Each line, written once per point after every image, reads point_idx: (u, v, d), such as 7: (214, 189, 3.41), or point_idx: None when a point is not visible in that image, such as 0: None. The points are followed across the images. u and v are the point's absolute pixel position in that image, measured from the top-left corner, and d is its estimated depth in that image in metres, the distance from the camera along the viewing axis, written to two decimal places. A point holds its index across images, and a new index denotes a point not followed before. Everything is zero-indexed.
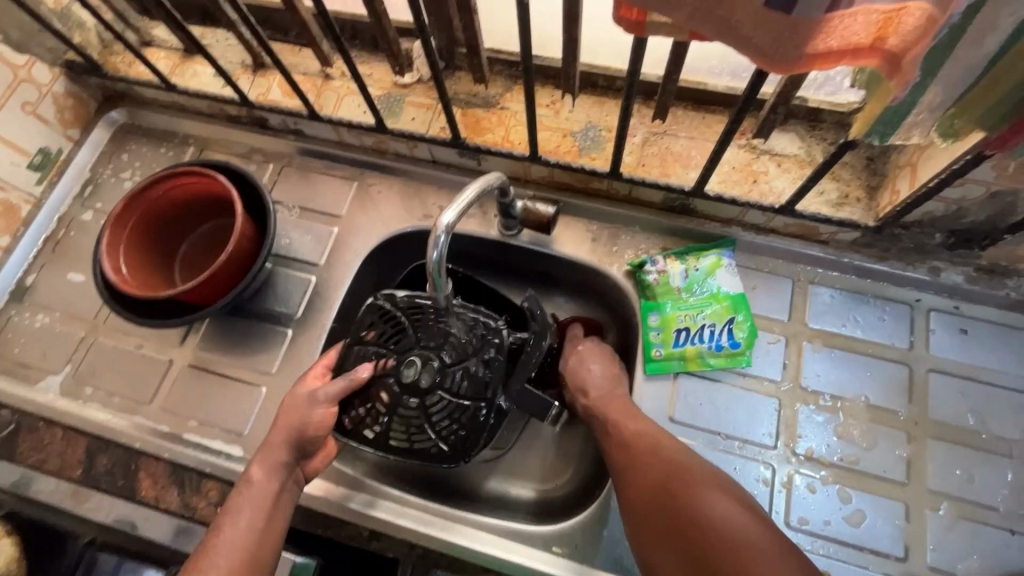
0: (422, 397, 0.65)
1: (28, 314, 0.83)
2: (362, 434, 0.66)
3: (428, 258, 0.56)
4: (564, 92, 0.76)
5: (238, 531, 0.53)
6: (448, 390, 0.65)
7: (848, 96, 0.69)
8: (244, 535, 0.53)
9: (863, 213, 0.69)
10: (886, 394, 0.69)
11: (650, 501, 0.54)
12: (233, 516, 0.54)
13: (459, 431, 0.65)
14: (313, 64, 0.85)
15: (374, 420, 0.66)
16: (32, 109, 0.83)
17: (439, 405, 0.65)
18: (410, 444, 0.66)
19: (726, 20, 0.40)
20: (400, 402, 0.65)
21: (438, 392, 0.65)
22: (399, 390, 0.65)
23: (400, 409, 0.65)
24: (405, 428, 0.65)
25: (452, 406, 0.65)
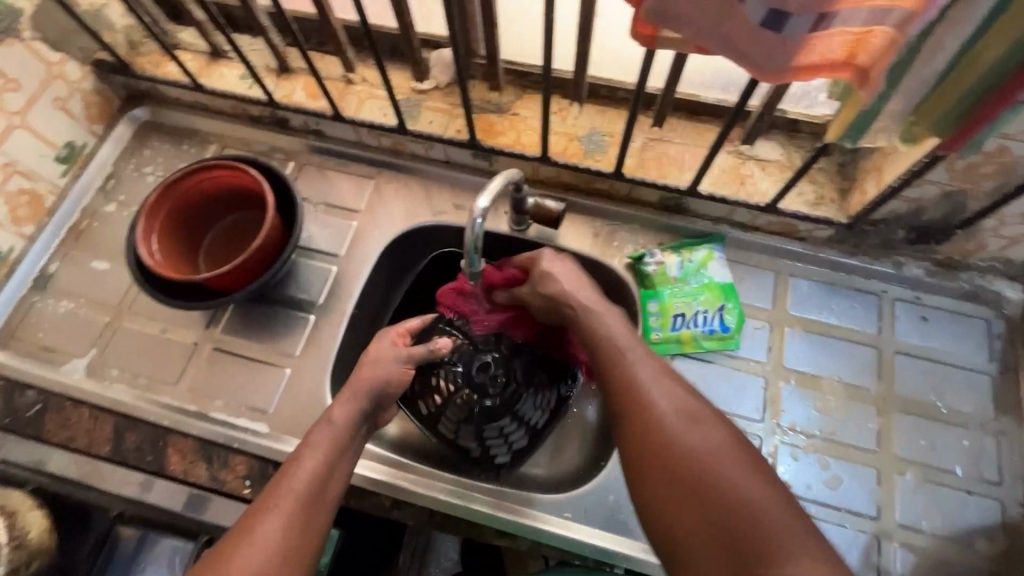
0: (479, 393, 0.77)
1: (52, 300, 0.85)
2: (417, 408, 0.80)
3: (467, 236, 0.64)
4: (571, 100, 0.84)
5: (303, 466, 0.59)
6: (499, 398, 0.77)
7: (822, 109, 0.78)
8: (320, 472, 0.59)
9: (836, 212, 0.78)
10: (859, 373, 0.77)
11: (643, 442, 0.56)
12: (303, 452, 0.60)
13: (494, 435, 0.77)
14: (336, 69, 0.91)
15: (431, 401, 0.79)
16: (63, 105, 0.86)
17: (488, 408, 0.77)
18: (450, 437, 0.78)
19: (729, 37, 0.48)
20: (457, 395, 0.78)
21: (491, 403, 0.77)
22: (463, 386, 0.77)
23: (456, 401, 0.77)
24: (453, 423, 0.78)
25: (497, 412, 0.77)
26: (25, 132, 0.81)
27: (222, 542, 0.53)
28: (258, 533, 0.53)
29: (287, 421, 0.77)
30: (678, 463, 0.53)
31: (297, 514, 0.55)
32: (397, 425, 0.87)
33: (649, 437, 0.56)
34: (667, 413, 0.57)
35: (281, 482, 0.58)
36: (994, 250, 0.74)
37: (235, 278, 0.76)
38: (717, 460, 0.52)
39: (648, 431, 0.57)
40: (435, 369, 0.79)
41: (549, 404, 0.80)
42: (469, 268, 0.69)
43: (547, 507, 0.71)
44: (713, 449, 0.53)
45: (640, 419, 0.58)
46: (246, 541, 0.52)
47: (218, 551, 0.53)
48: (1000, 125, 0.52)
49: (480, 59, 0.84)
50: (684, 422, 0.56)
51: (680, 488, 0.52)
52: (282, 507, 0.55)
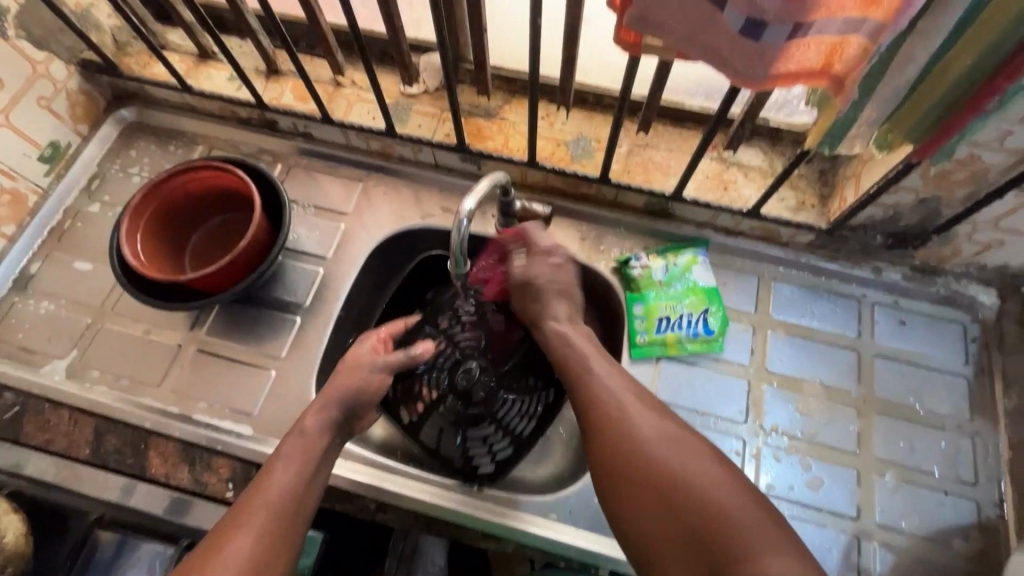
0: (463, 398, 0.77)
1: (32, 301, 0.84)
2: (398, 415, 0.80)
3: (454, 238, 0.64)
4: (558, 106, 0.85)
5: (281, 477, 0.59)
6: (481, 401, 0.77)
7: (803, 117, 0.80)
8: (292, 483, 0.59)
9: (817, 217, 0.80)
10: (840, 376, 0.79)
11: (631, 478, 0.55)
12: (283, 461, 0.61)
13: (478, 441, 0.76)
14: (325, 72, 0.92)
15: (412, 409, 0.79)
16: (46, 104, 0.86)
17: (469, 412, 0.77)
18: (434, 446, 0.78)
19: (708, 45, 0.49)
20: (442, 404, 0.78)
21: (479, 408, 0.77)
22: (447, 393, 0.78)
23: (439, 411, 0.78)
24: (436, 432, 0.78)
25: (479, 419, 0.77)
26: (7, 131, 0.80)
27: (193, 554, 0.53)
28: (226, 549, 0.53)
29: (271, 423, 0.77)
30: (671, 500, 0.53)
31: (268, 530, 0.55)
32: (383, 427, 0.86)
33: (638, 473, 0.55)
34: (653, 446, 0.56)
35: (251, 497, 0.57)
36: (968, 256, 0.77)
37: (220, 278, 0.76)
38: (709, 492, 0.52)
39: (634, 468, 0.56)
40: (415, 376, 0.79)
41: (533, 410, 0.80)
42: (456, 270, 0.69)
43: (531, 510, 0.71)
44: (701, 483, 0.53)
45: (627, 456, 0.57)
46: (217, 555, 0.52)
47: (187, 566, 0.52)
48: (969, 133, 0.54)
49: (469, 65, 0.85)
50: (672, 458, 0.56)
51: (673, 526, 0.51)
52: (250, 525, 0.55)
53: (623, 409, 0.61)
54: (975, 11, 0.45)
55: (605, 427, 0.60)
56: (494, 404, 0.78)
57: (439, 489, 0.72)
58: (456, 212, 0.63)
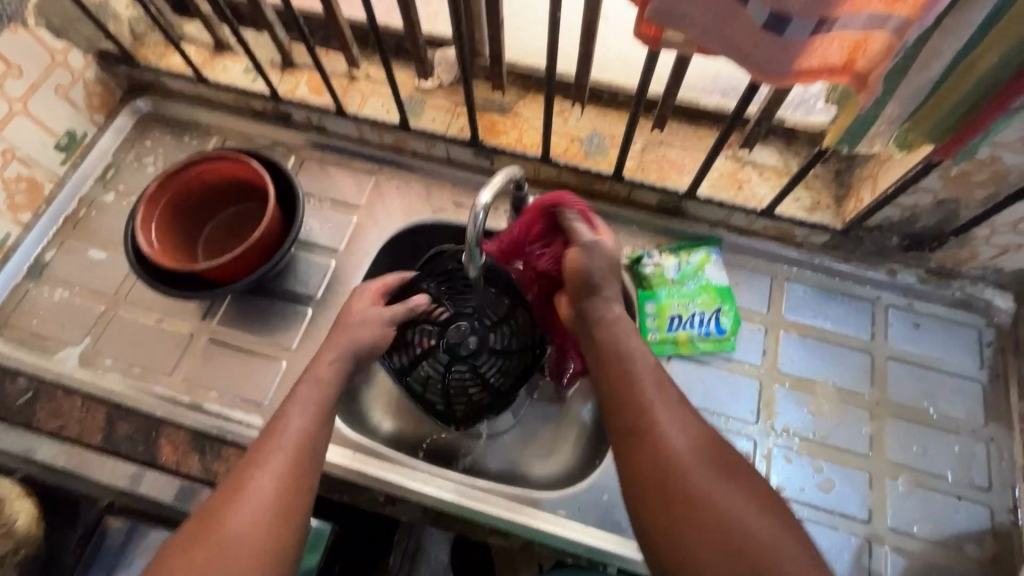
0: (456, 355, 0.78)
1: (46, 288, 0.85)
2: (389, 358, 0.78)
3: (469, 231, 0.63)
4: (573, 102, 0.85)
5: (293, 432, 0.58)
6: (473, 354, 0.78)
7: (819, 117, 0.80)
8: (309, 432, 0.59)
9: (832, 217, 0.79)
10: (853, 378, 0.78)
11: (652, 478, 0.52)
12: (287, 418, 0.59)
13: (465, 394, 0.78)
14: (340, 66, 0.92)
15: (404, 354, 0.78)
16: (64, 92, 0.86)
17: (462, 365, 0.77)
18: (420, 393, 0.78)
19: (730, 39, 0.49)
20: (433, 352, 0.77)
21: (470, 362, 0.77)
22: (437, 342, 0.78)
23: (432, 358, 0.77)
24: (425, 379, 0.77)
25: (467, 371, 0.78)
26: (25, 119, 0.81)
27: (216, 494, 0.53)
28: (248, 492, 0.53)
29: None
30: (693, 506, 0.50)
31: (285, 478, 0.54)
32: (391, 421, 0.86)
33: (659, 471, 0.52)
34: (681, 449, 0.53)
35: (268, 445, 0.56)
36: (986, 259, 0.76)
37: (234, 268, 0.76)
38: (733, 505, 0.50)
39: (656, 465, 0.53)
40: (410, 326, 0.78)
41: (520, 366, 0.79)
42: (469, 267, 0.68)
43: (540, 506, 0.71)
44: (729, 495, 0.50)
45: (651, 452, 0.53)
46: (239, 497, 0.52)
47: (209, 508, 0.52)
48: (994, 132, 0.53)
49: (484, 60, 0.85)
50: (699, 466, 0.52)
51: (696, 536, 0.48)
52: (271, 469, 0.54)
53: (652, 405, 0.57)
54: (1003, 8, 0.44)
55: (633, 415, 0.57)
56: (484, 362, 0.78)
57: (449, 483, 0.72)
58: (472, 205, 0.63)
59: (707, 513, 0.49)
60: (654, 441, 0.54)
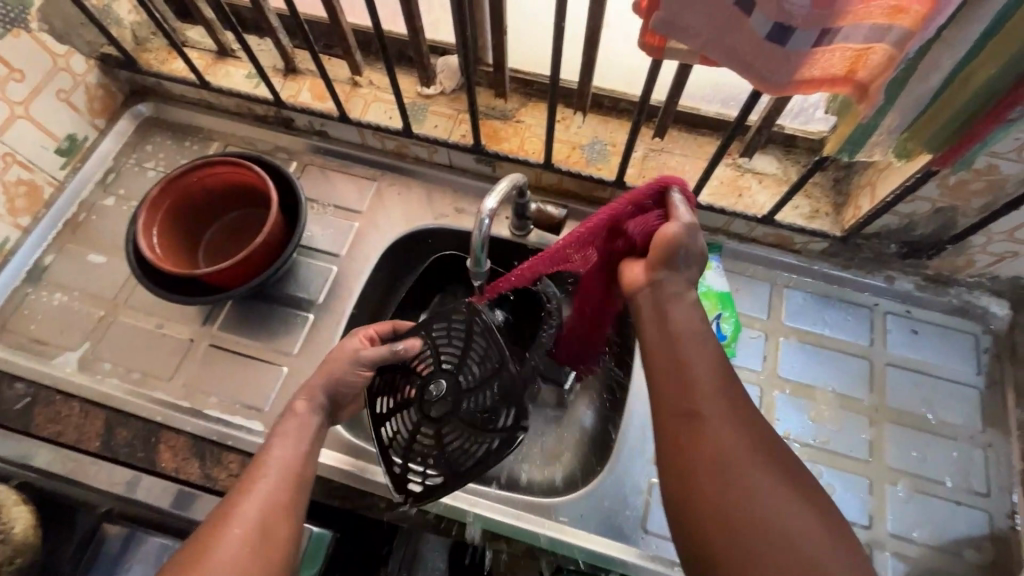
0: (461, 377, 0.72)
1: (45, 293, 0.84)
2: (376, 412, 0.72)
3: (474, 236, 0.64)
4: (575, 109, 0.85)
5: (283, 457, 0.58)
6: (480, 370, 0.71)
7: (818, 126, 0.81)
8: (291, 467, 0.58)
9: (831, 225, 0.80)
10: (852, 384, 0.79)
11: (699, 477, 0.46)
12: (279, 442, 0.59)
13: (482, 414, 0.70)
14: (343, 73, 0.92)
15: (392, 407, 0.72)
16: (65, 97, 0.86)
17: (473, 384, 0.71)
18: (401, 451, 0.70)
19: (733, 49, 0.50)
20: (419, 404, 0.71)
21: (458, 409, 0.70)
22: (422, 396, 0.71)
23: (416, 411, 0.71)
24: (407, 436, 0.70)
25: (480, 389, 0.70)
26: (27, 123, 0.81)
27: (193, 537, 0.51)
28: (235, 519, 0.52)
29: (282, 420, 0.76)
30: (744, 514, 0.44)
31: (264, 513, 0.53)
32: None
33: (710, 470, 0.46)
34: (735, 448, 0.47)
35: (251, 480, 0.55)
36: (982, 267, 0.77)
37: (236, 273, 0.76)
38: (788, 515, 0.44)
39: (706, 463, 0.46)
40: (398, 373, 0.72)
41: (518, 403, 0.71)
42: (476, 274, 0.69)
43: (542, 512, 0.71)
44: (784, 502, 0.45)
45: (703, 449, 0.47)
46: (225, 524, 0.51)
47: (197, 536, 0.51)
48: (991, 142, 0.54)
49: (487, 67, 0.85)
50: (754, 469, 0.46)
51: (745, 546, 0.43)
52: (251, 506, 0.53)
53: (707, 395, 0.49)
54: (999, 21, 0.45)
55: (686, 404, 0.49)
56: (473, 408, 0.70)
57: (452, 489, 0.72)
58: (477, 211, 0.64)
59: (760, 522, 0.44)
60: (708, 438, 0.47)
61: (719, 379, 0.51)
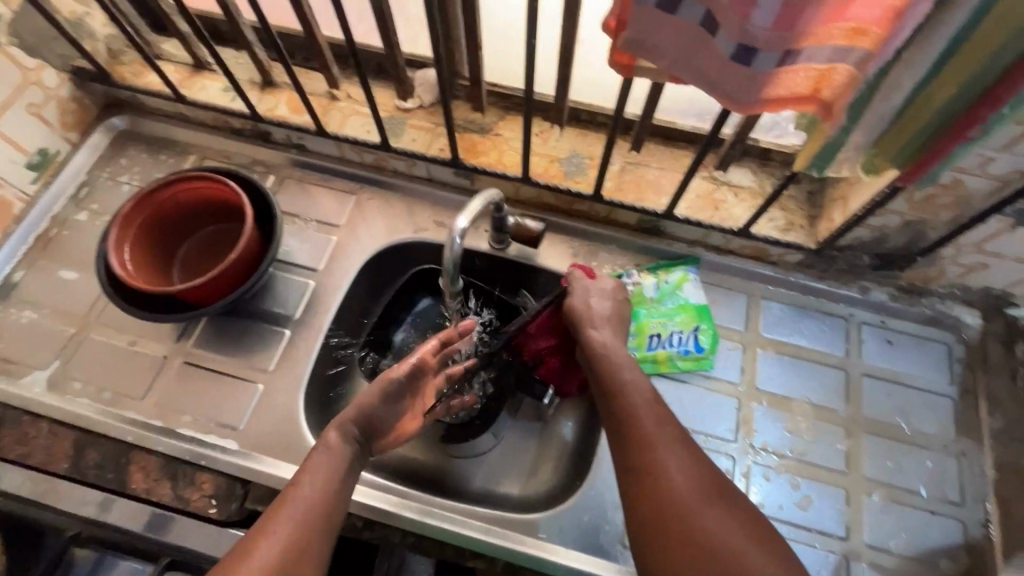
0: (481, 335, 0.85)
1: (15, 310, 0.83)
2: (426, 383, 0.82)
3: (446, 256, 0.64)
4: (552, 123, 0.86)
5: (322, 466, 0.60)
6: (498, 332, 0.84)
7: (791, 139, 0.82)
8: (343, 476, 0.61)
9: (806, 237, 0.81)
10: (829, 395, 0.79)
11: (646, 510, 0.55)
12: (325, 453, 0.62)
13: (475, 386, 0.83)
14: (320, 86, 0.92)
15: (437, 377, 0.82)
16: (36, 111, 0.85)
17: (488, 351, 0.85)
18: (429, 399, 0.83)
19: (699, 68, 0.50)
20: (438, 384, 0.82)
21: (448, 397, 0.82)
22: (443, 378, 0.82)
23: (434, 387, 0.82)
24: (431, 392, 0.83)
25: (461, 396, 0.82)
26: None
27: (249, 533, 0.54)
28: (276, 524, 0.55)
29: (257, 438, 0.75)
30: (690, 533, 0.53)
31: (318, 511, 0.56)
32: None
33: (656, 505, 0.55)
34: (677, 482, 0.56)
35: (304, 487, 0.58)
36: (953, 278, 0.78)
37: (211, 290, 0.75)
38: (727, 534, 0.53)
39: (655, 498, 0.56)
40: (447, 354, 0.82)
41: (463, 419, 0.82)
42: (449, 292, 0.69)
43: (520, 529, 0.70)
44: (723, 523, 0.54)
45: (651, 488, 0.56)
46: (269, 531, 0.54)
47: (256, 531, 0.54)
48: (953, 160, 0.55)
49: (465, 81, 0.86)
50: (698, 503, 0.55)
51: (694, 566, 0.51)
52: (309, 506, 0.56)
53: (655, 440, 0.60)
54: (958, 42, 0.46)
55: (637, 453, 0.59)
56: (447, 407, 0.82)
57: (433, 507, 0.71)
58: (450, 229, 0.63)
59: (710, 545, 0.52)
60: (653, 477, 0.57)
61: (665, 428, 0.61)
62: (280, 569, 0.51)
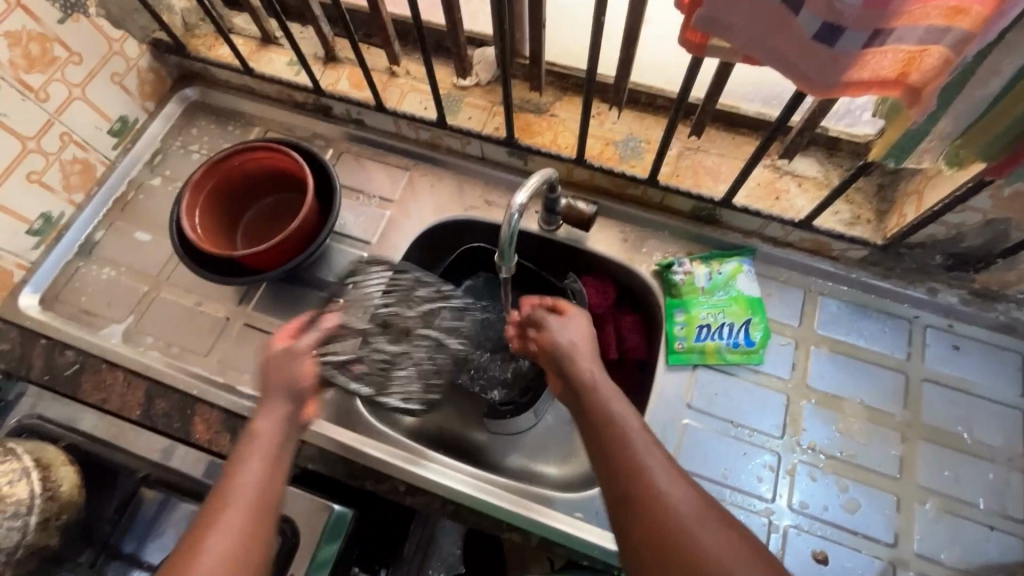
0: (438, 338, 0.80)
1: (95, 266, 0.89)
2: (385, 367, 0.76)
3: (503, 228, 0.63)
4: (611, 105, 0.84)
5: (247, 462, 0.56)
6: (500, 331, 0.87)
7: (865, 128, 0.78)
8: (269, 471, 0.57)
9: (872, 232, 0.77)
10: (884, 398, 0.76)
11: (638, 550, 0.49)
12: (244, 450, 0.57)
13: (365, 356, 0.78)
14: (381, 62, 0.94)
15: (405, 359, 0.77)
16: (118, 80, 0.90)
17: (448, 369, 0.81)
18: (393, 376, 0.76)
19: (776, 48, 0.48)
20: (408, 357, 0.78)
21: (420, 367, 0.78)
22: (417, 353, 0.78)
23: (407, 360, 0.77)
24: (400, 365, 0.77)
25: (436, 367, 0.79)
26: (83, 104, 0.85)
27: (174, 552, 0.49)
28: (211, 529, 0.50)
29: None
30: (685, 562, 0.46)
31: (241, 509, 0.52)
32: (414, 413, 0.89)
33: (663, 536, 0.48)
34: (679, 504, 0.49)
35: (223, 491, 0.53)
36: None
37: (272, 256, 0.78)
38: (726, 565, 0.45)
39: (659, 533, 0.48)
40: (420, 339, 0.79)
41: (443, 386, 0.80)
42: (501, 262, 0.68)
43: (557, 507, 0.72)
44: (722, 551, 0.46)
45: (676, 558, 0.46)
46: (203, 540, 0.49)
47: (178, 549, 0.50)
48: None
49: (524, 60, 0.85)
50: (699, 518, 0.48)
51: None
52: (230, 506, 0.52)
53: (651, 471, 0.52)
54: None
55: (625, 483, 0.52)
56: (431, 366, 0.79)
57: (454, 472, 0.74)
58: (507, 206, 0.63)
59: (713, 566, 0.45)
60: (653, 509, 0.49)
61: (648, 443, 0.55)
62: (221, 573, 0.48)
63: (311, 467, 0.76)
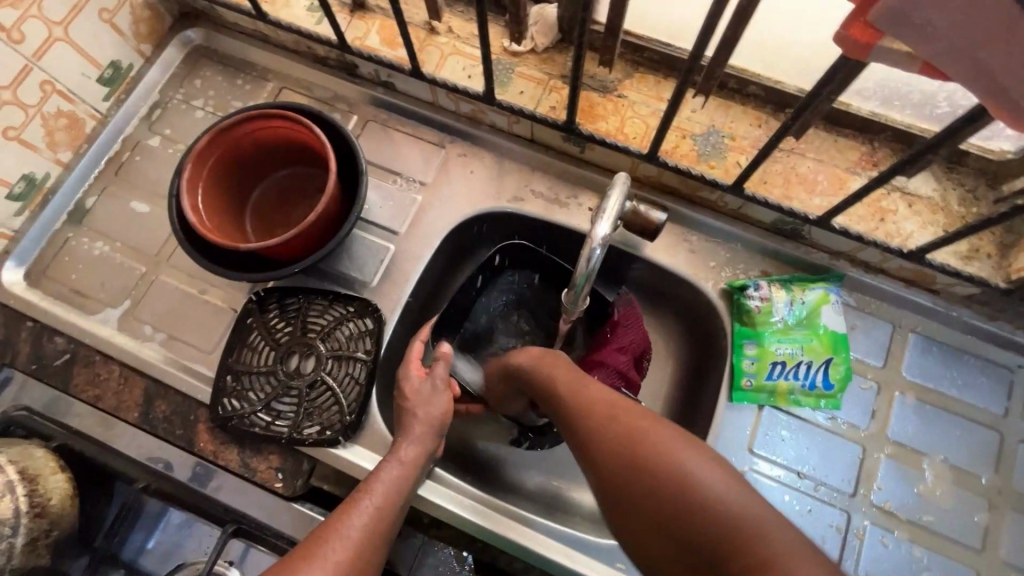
0: (335, 360, 0.71)
1: (86, 239, 0.78)
2: (247, 385, 0.70)
3: (581, 269, 0.56)
4: (694, 89, 0.71)
5: (392, 475, 0.60)
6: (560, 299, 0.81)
7: (1002, 143, 0.64)
8: (407, 483, 0.60)
9: (991, 270, 0.66)
10: (973, 458, 0.67)
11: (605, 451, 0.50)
12: (389, 464, 0.61)
13: (313, 379, 0.70)
14: (419, 14, 0.79)
15: (268, 376, 0.70)
16: (109, 18, 0.76)
17: (323, 385, 0.70)
18: (271, 395, 0.69)
19: (982, 62, 0.37)
20: (285, 372, 0.70)
21: (317, 391, 0.70)
22: (284, 369, 0.70)
23: (278, 376, 0.70)
24: (272, 386, 0.70)
25: (286, 380, 0.70)
26: (66, 47, 0.72)
27: (299, 544, 0.51)
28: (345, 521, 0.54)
29: None
30: (622, 449, 0.49)
31: (378, 510, 0.56)
32: None
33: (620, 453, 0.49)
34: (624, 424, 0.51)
35: (357, 500, 0.56)
36: None
37: (286, 249, 0.67)
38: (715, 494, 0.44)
39: (644, 478, 0.47)
40: (282, 354, 0.71)
41: (302, 401, 0.69)
42: (573, 301, 0.62)
43: (596, 555, 0.65)
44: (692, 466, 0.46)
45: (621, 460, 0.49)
46: (329, 534, 0.52)
47: (304, 544, 0.52)
48: None
49: (596, 27, 0.70)
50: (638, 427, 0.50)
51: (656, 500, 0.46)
52: (364, 510, 0.56)
53: (591, 406, 0.54)
54: None
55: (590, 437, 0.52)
56: (273, 378, 0.70)
57: (485, 506, 0.67)
58: (588, 236, 0.55)
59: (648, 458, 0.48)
60: (602, 434, 0.51)
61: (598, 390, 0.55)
62: (359, 553, 0.52)
63: (324, 488, 0.70)
